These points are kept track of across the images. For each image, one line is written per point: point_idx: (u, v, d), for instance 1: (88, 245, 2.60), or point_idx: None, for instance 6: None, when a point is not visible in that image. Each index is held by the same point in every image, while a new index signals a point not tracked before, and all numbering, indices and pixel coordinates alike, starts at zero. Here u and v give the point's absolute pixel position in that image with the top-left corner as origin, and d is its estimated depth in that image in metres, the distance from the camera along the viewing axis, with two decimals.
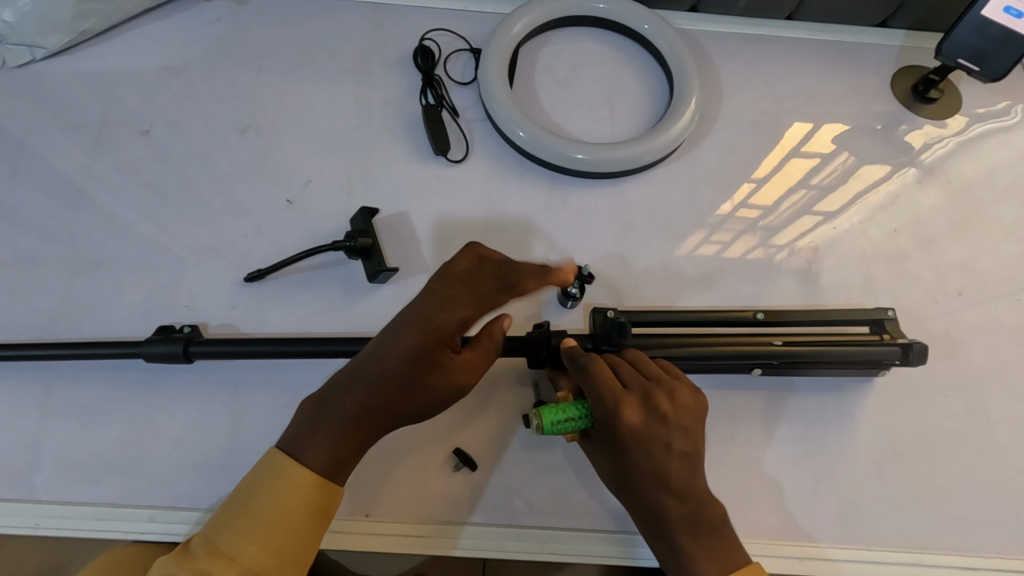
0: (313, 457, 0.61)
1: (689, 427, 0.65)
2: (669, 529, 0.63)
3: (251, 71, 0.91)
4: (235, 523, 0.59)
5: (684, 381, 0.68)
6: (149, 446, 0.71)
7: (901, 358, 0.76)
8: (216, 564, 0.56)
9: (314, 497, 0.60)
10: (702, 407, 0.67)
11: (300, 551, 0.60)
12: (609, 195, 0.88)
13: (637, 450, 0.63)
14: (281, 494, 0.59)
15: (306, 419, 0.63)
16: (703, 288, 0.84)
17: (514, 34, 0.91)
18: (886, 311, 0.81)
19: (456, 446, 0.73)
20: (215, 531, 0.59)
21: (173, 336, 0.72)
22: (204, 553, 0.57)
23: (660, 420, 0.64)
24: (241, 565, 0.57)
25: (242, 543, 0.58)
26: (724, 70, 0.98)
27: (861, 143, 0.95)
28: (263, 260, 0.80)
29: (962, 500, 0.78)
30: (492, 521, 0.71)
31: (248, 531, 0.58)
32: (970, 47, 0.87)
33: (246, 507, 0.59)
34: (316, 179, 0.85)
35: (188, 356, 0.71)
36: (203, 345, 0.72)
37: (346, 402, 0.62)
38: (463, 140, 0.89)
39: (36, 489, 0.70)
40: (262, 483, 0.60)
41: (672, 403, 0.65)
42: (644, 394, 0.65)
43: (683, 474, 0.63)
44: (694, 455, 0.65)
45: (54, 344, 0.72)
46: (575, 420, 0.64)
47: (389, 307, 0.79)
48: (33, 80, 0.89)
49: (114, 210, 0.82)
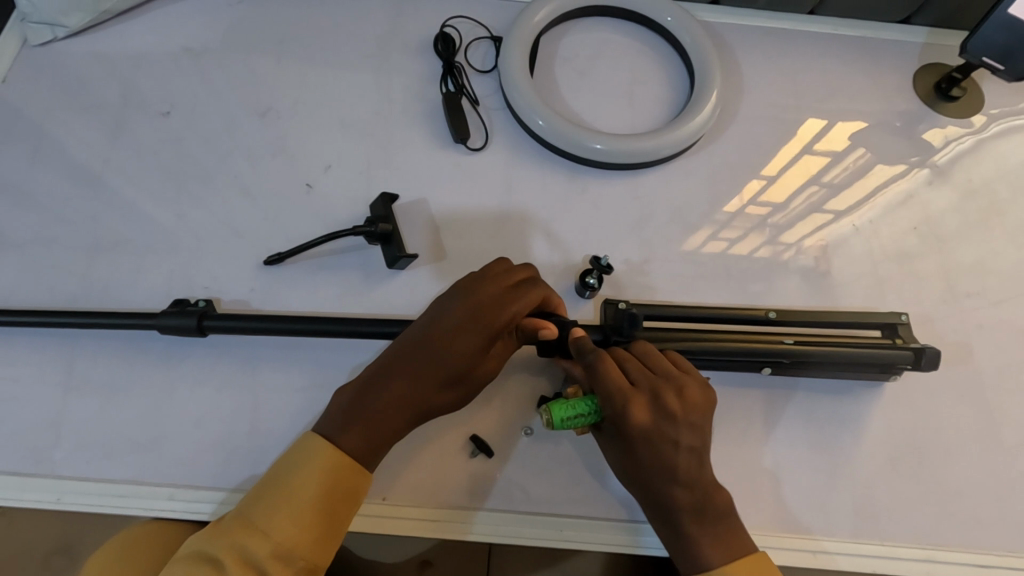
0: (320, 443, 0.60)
1: (698, 423, 0.65)
2: (677, 519, 0.63)
3: (271, 55, 0.91)
4: (271, 501, 0.57)
5: (693, 377, 0.68)
6: (170, 425, 0.72)
7: (913, 362, 0.76)
8: (251, 539, 0.55)
9: (345, 476, 0.59)
10: (711, 404, 0.67)
11: (331, 527, 0.58)
12: (627, 186, 0.88)
13: (647, 448, 0.63)
14: (312, 474, 0.58)
15: (339, 406, 0.61)
16: (719, 283, 0.84)
17: (535, 23, 0.90)
18: (900, 316, 0.80)
19: (473, 432, 0.74)
20: (245, 506, 0.57)
21: (188, 310, 0.72)
22: (236, 526, 0.56)
23: (669, 419, 0.64)
24: (271, 540, 0.55)
25: (272, 518, 0.56)
26: (746, 63, 0.98)
27: (879, 141, 0.95)
28: (282, 244, 0.80)
29: (974, 498, 0.78)
30: (503, 507, 0.72)
31: (280, 508, 0.57)
32: (995, 46, 0.86)
33: (280, 484, 0.58)
34: (336, 164, 0.85)
35: (202, 330, 0.71)
36: (217, 319, 0.72)
37: (392, 390, 0.61)
38: (483, 129, 0.89)
39: (57, 464, 0.70)
40: (293, 461, 0.59)
41: (681, 401, 0.65)
42: (654, 394, 0.65)
43: (691, 468, 0.64)
44: (703, 449, 0.65)
45: (70, 313, 0.73)
46: (585, 416, 0.64)
47: (407, 295, 0.79)
48: (53, 59, 0.89)
49: (134, 190, 0.83)
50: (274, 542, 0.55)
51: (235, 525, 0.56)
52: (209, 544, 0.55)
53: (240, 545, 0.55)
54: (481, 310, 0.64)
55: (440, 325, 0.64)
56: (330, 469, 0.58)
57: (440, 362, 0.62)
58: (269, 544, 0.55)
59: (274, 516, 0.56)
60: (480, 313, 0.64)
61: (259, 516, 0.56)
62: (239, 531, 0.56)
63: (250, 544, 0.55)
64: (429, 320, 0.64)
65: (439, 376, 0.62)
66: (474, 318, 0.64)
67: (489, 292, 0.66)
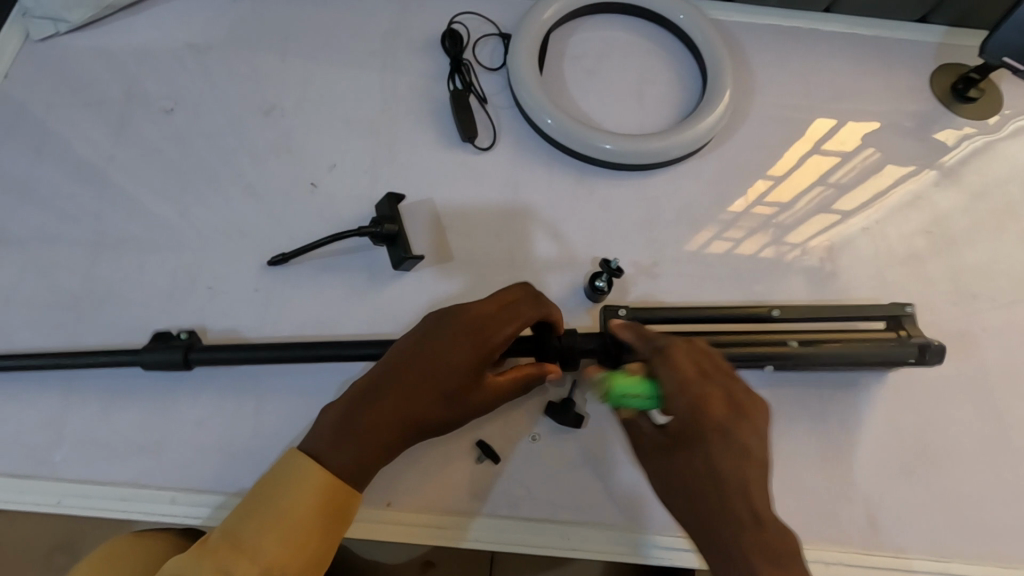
0: (335, 459, 0.58)
1: (748, 436, 0.57)
2: (724, 549, 0.54)
3: (276, 50, 0.90)
4: (260, 520, 0.56)
5: (742, 383, 0.61)
6: (172, 428, 0.71)
7: (917, 357, 0.75)
8: (235, 559, 0.54)
9: (336, 497, 0.58)
10: (762, 413, 0.60)
11: (318, 547, 0.57)
12: (636, 186, 0.87)
13: (686, 456, 0.57)
14: (305, 494, 0.57)
15: (336, 418, 0.60)
16: (731, 285, 0.82)
17: (544, 21, 0.89)
18: (905, 307, 0.79)
19: (480, 438, 0.73)
20: (233, 524, 0.56)
21: (173, 343, 0.71)
22: (222, 545, 0.55)
23: (713, 427, 0.57)
24: (258, 562, 0.54)
25: (260, 538, 0.55)
26: (758, 62, 0.96)
27: (893, 141, 0.93)
28: (286, 244, 0.79)
29: (988, 508, 0.77)
30: (506, 514, 0.71)
31: (268, 528, 0.56)
32: (1015, 46, 0.84)
33: (271, 503, 0.57)
34: (341, 163, 0.84)
35: (188, 364, 0.70)
36: (204, 351, 0.71)
37: (389, 413, 0.60)
38: (490, 127, 0.88)
39: (57, 467, 0.69)
40: (284, 478, 0.58)
41: (726, 406, 0.58)
42: (699, 398, 0.58)
43: (740, 486, 0.55)
44: (755, 466, 0.56)
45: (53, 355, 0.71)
46: (644, 398, 0.61)
47: (413, 296, 0.78)
48: (56, 54, 0.88)
49: (137, 189, 0.81)
50: (261, 562, 0.54)
51: (221, 544, 0.55)
52: (191, 562, 0.53)
53: (227, 566, 0.53)
54: (470, 329, 0.62)
55: (429, 343, 0.62)
56: (323, 491, 0.57)
57: (428, 383, 0.61)
58: (256, 566, 0.54)
59: (267, 539, 0.55)
60: (478, 325, 0.62)
61: (247, 536, 0.55)
62: (224, 550, 0.54)
63: (235, 564, 0.53)
64: (421, 339, 0.63)
65: (424, 400, 0.60)
66: (466, 337, 0.62)
67: (481, 307, 0.64)
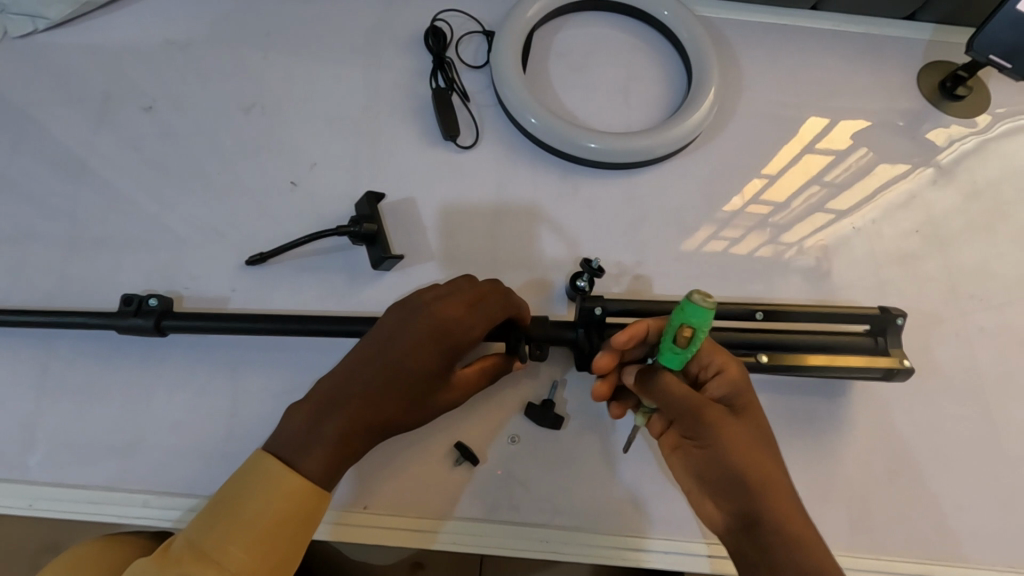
0: (305, 462, 0.57)
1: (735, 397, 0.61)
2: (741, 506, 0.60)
3: (258, 47, 0.89)
4: (226, 527, 0.55)
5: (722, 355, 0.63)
6: (146, 430, 0.70)
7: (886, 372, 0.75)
8: (200, 567, 0.52)
9: (306, 503, 0.57)
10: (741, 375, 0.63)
11: (288, 552, 0.56)
12: (621, 185, 0.86)
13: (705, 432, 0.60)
14: (274, 500, 0.56)
15: (301, 420, 0.59)
16: (716, 285, 0.82)
17: (529, 18, 0.88)
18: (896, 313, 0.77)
19: (457, 440, 0.72)
20: (198, 531, 0.55)
21: (146, 309, 0.71)
22: (188, 554, 0.53)
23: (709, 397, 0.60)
24: (225, 570, 0.53)
25: (226, 546, 0.54)
26: (746, 60, 0.96)
27: (882, 140, 0.93)
28: (266, 244, 0.78)
29: (974, 510, 0.76)
30: (484, 518, 0.70)
31: (235, 535, 0.54)
32: (1004, 43, 0.84)
33: (237, 509, 0.55)
34: (322, 162, 0.83)
35: (160, 331, 0.71)
36: (176, 319, 0.71)
37: (359, 414, 0.59)
38: (474, 126, 0.87)
39: (30, 469, 0.68)
40: (251, 485, 0.56)
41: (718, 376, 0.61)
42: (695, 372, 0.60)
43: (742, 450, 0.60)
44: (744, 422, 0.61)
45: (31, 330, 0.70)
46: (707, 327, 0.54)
47: (393, 296, 0.77)
48: (34, 51, 0.87)
49: (114, 187, 0.81)
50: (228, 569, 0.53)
51: (186, 553, 0.53)
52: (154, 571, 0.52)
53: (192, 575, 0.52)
54: (440, 329, 0.63)
55: (397, 345, 0.62)
56: (292, 497, 0.56)
57: (398, 385, 0.61)
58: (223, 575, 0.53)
59: (234, 546, 0.54)
60: (443, 330, 0.63)
61: (213, 543, 0.54)
62: (191, 559, 0.53)
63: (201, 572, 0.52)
64: (389, 340, 0.62)
65: (396, 401, 0.61)
66: (434, 337, 0.62)
67: (451, 308, 0.64)
